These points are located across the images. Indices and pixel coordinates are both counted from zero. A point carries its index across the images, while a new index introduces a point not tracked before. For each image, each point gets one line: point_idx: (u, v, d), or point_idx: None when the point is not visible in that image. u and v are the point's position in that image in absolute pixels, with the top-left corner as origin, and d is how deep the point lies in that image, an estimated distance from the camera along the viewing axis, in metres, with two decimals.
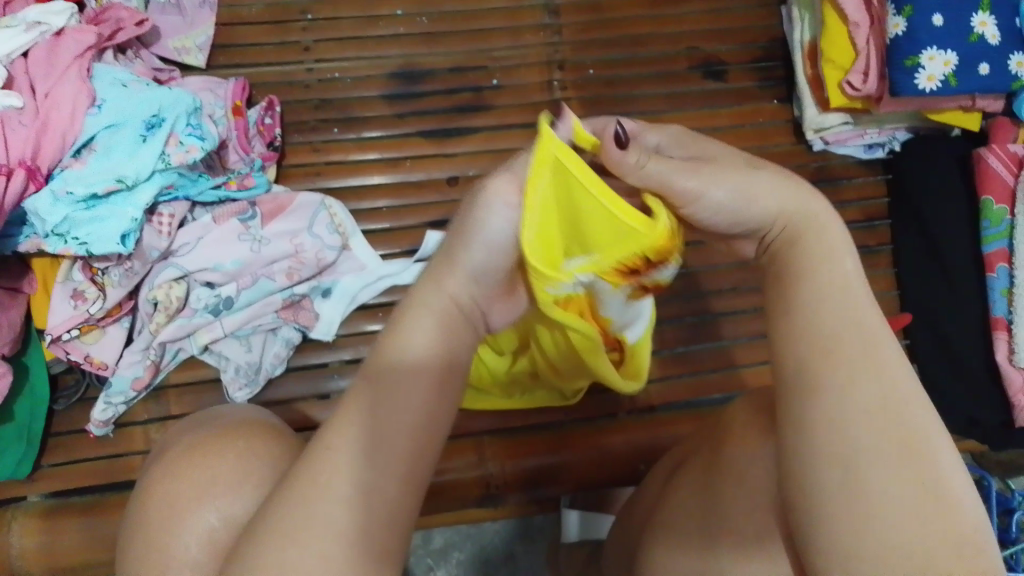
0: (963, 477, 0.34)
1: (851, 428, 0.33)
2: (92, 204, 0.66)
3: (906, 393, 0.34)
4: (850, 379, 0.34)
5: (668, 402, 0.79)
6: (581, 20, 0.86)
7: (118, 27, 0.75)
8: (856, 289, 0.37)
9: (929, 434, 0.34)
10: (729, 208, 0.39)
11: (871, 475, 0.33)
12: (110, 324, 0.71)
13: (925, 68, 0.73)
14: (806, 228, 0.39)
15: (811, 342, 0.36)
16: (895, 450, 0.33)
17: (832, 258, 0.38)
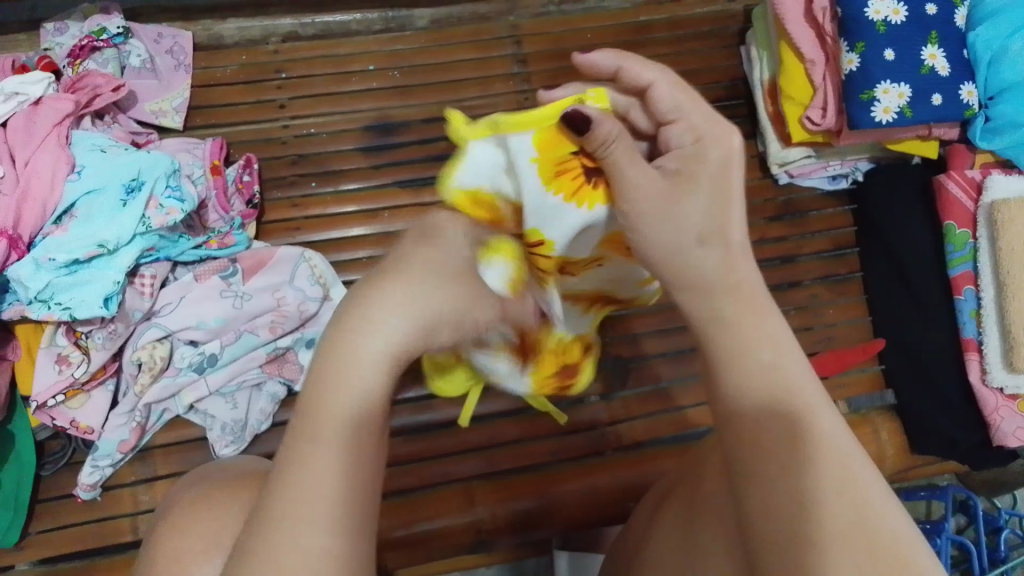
0: (919, 541, 0.33)
1: (812, 501, 0.33)
2: (75, 269, 0.66)
3: (849, 459, 0.34)
4: (798, 451, 0.34)
5: (652, 438, 0.80)
6: (548, 68, 0.89)
7: (95, 93, 0.77)
8: (793, 361, 0.36)
9: (877, 504, 0.33)
10: (684, 255, 0.39)
11: (833, 543, 0.32)
12: (94, 388, 0.71)
13: (880, 101, 0.74)
14: (705, 269, 0.39)
15: (755, 416, 0.35)
16: (849, 521, 0.32)
17: (767, 330, 0.37)
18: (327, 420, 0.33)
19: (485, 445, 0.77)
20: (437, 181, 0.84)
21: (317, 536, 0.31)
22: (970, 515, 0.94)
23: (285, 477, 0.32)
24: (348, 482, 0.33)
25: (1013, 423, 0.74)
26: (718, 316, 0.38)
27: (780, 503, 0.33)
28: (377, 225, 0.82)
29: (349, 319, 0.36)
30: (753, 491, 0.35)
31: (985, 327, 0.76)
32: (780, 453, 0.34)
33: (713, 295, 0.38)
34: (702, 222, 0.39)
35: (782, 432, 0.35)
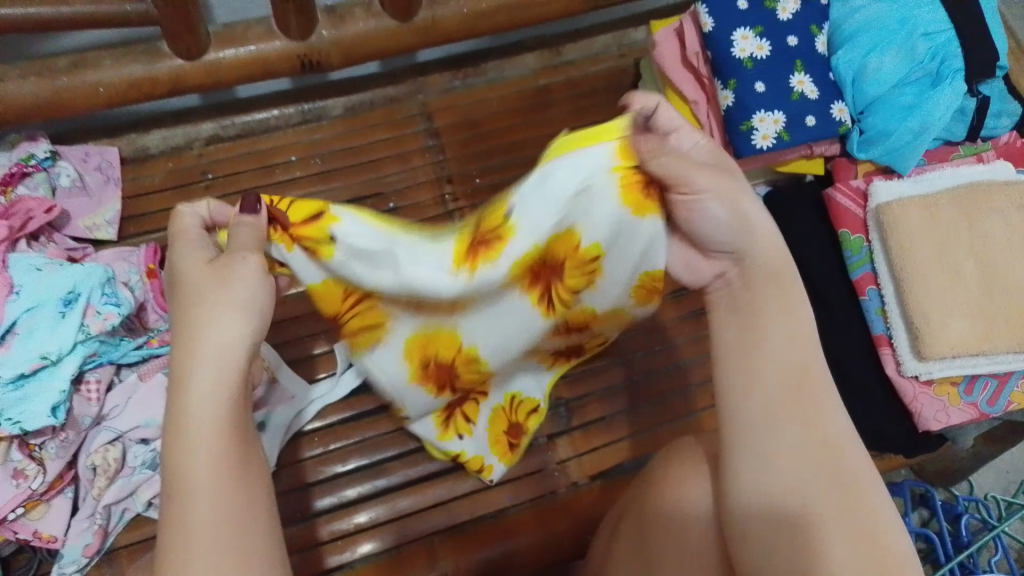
0: (887, 508, 0.49)
1: (807, 471, 0.49)
2: (21, 383, 0.69)
3: (836, 435, 0.51)
4: (795, 424, 0.51)
5: (603, 469, 0.83)
6: (460, 137, 0.95)
7: (28, 216, 0.80)
8: (809, 352, 0.53)
9: (860, 478, 0.50)
10: (707, 218, 0.53)
11: (828, 505, 0.48)
12: (54, 497, 0.73)
13: (758, 129, 0.81)
14: (774, 273, 0.55)
15: (779, 392, 0.52)
16: (842, 489, 0.49)
17: (793, 320, 0.54)
18: (184, 482, 0.43)
19: (444, 500, 0.80)
20: None
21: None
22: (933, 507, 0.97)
23: (172, 539, 0.41)
24: (235, 538, 0.42)
25: (933, 408, 0.77)
26: (770, 321, 0.54)
27: (792, 469, 0.50)
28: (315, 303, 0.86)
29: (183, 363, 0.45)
30: (780, 450, 0.50)
31: (891, 322, 0.81)
32: (815, 457, 0.50)
33: (743, 250, 0.55)
34: (728, 200, 0.54)
35: (814, 426, 0.51)
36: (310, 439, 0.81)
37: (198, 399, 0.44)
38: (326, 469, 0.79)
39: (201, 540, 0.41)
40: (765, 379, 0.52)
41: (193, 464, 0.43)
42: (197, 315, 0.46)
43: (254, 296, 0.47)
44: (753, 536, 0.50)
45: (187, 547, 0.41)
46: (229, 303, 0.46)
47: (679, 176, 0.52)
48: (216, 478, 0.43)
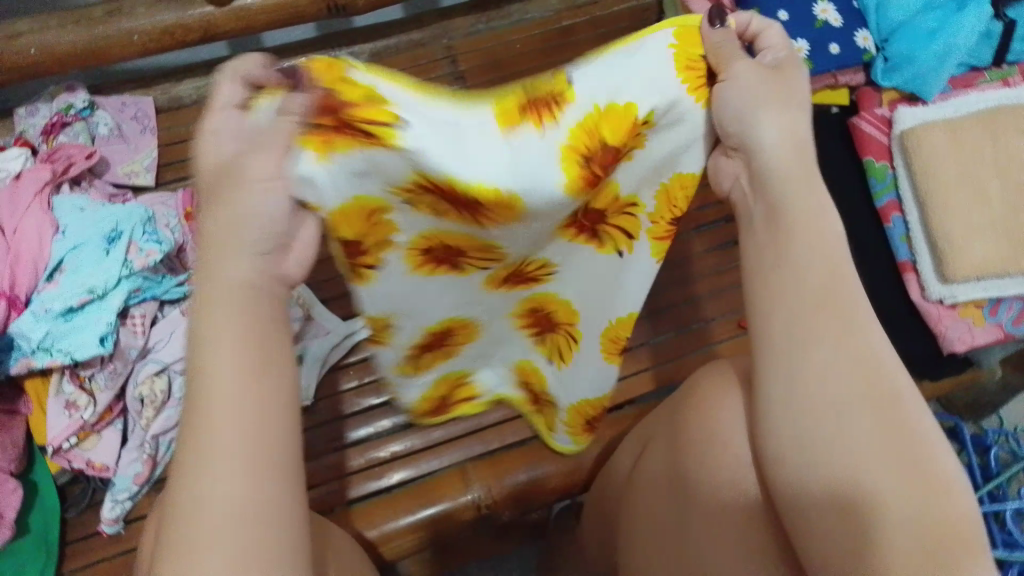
0: (945, 451, 0.40)
1: (840, 421, 0.41)
2: (70, 317, 0.72)
3: (885, 370, 0.41)
4: (818, 349, 0.42)
5: (633, 398, 0.85)
6: (485, 79, 0.96)
7: (70, 162, 0.83)
8: (838, 262, 0.44)
9: (910, 416, 0.40)
10: (748, 116, 0.45)
11: (869, 464, 0.40)
12: (104, 428, 0.77)
13: None
14: (798, 185, 0.45)
15: (801, 303, 0.43)
16: (892, 447, 0.40)
17: (815, 216, 0.45)
18: (214, 357, 0.37)
19: (477, 428, 0.83)
20: None
21: (218, 486, 0.34)
22: (962, 441, 0.97)
23: (194, 429, 0.35)
24: (257, 445, 0.35)
25: (957, 330, 0.78)
26: (788, 237, 0.45)
27: (815, 414, 0.42)
28: None
29: (214, 239, 0.39)
30: (798, 389, 0.42)
31: (916, 248, 0.82)
32: (847, 403, 0.41)
33: (774, 148, 0.45)
34: (776, 104, 0.45)
35: (844, 369, 0.42)
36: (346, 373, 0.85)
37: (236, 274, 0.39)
38: (361, 400, 0.83)
39: (230, 428, 0.35)
40: (779, 316, 0.44)
41: (205, 366, 0.36)
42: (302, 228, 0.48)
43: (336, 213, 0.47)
44: (790, 501, 0.42)
45: (216, 439, 0.35)
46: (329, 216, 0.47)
47: (739, 114, 0.45)
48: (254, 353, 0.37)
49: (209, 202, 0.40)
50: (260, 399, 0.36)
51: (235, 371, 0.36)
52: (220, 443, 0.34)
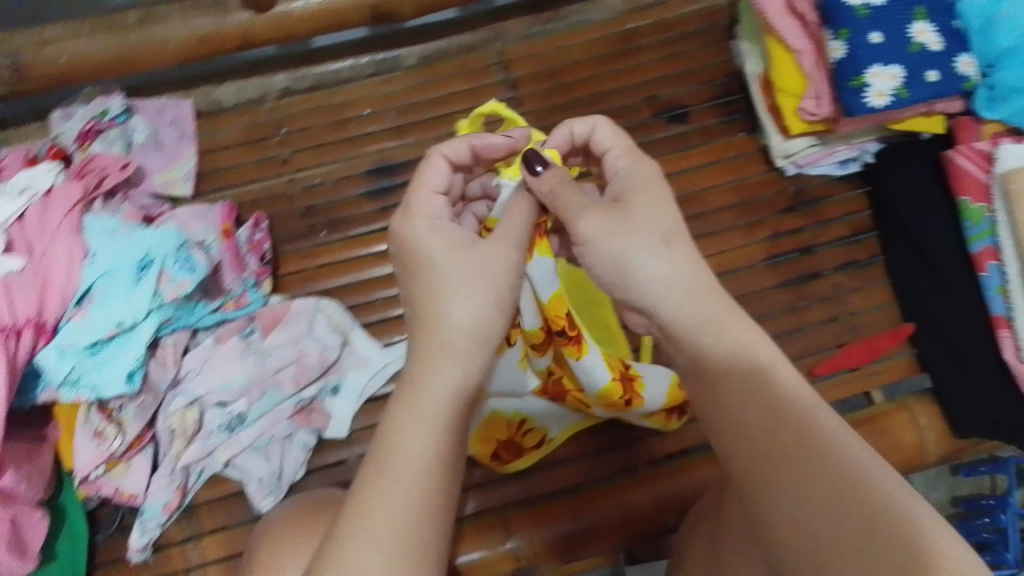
0: (888, 480, 0.42)
1: (776, 477, 0.44)
2: (97, 350, 0.69)
3: (798, 408, 0.45)
4: (741, 397, 0.47)
5: (683, 448, 0.80)
6: (541, 88, 0.89)
7: (103, 175, 0.79)
8: (754, 344, 0.48)
9: (837, 453, 0.43)
10: (627, 268, 0.49)
11: (795, 502, 0.43)
12: (134, 456, 0.74)
13: (871, 85, 0.73)
14: (717, 319, 0.48)
15: (728, 373, 0.48)
16: (823, 496, 0.42)
17: (729, 320, 0.48)
18: (397, 463, 0.44)
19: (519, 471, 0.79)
20: None
21: (368, 554, 0.41)
22: None
23: (364, 508, 0.43)
24: (407, 518, 0.43)
25: None
26: (704, 334, 0.48)
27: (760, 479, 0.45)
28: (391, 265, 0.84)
29: (434, 344, 0.48)
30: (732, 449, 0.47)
31: (1013, 303, 0.73)
32: (790, 498, 0.43)
33: (658, 281, 0.49)
34: (647, 228, 0.49)
35: (781, 476, 0.44)
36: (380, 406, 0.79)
37: (430, 377, 0.47)
38: None
39: (391, 510, 0.43)
40: (754, 399, 0.46)
41: (391, 449, 0.45)
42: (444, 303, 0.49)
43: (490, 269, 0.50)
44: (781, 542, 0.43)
45: (379, 513, 0.43)
46: (480, 292, 0.49)
47: (614, 259, 0.50)
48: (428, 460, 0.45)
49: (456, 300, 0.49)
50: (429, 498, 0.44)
51: (418, 478, 0.44)
52: (385, 519, 0.42)
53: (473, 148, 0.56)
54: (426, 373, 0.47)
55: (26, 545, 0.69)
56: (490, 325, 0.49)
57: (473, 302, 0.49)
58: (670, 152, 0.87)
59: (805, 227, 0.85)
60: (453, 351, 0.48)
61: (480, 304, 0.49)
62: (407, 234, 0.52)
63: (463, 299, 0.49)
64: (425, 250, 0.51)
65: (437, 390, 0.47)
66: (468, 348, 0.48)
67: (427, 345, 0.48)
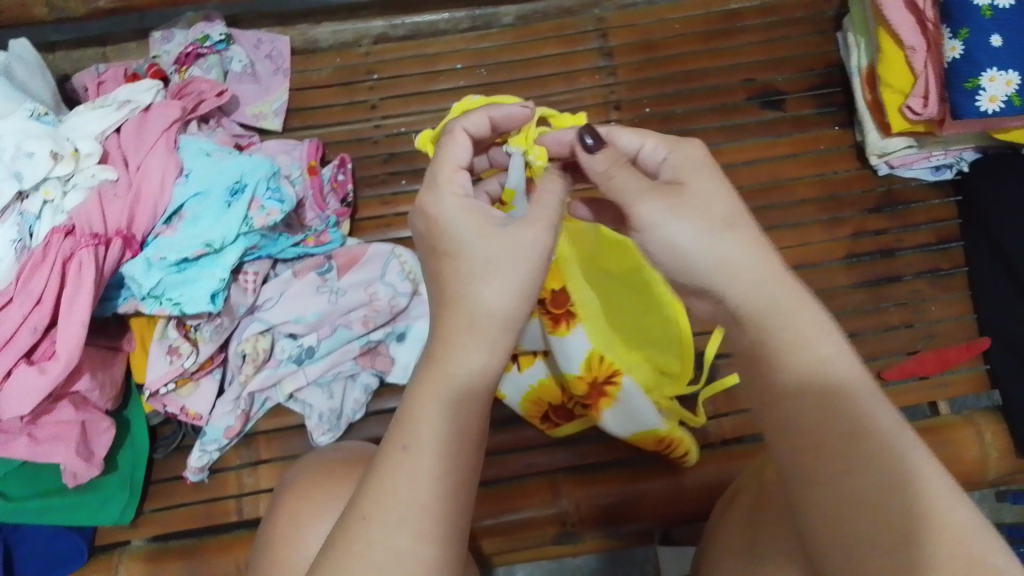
0: (963, 510, 0.36)
1: (828, 482, 0.38)
2: (183, 267, 0.71)
3: (863, 411, 0.39)
4: (809, 403, 0.40)
5: (739, 436, 0.79)
6: (635, 60, 0.89)
7: (200, 99, 0.81)
8: (819, 339, 0.41)
9: (923, 480, 0.37)
10: (686, 255, 0.43)
11: (861, 522, 0.37)
12: (203, 376, 0.76)
13: (985, 89, 0.72)
14: (784, 306, 0.42)
15: (793, 368, 0.41)
16: (900, 515, 0.36)
17: (795, 310, 0.42)
18: (414, 434, 0.38)
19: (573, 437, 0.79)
20: None
21: (391, 534, 0.36)
22: None
23: (380, 487, 0.37)
24: (425, 499, 0.37)
25: None
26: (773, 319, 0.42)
27: (817, 487, 0.39)
28: None
29: (456, 318, 0.40)
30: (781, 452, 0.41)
31: None
32: (849, 507, 0.37)
33: (722, 259, 0.43)
34: (701, 205, 0.43)
35: (841, 472, 0.38)
36: None
37: (462, 352, 0.40)
38: None
39: (410, 494, 0.37)
40: (793, 396, 0.40)
41: (416, 419, 0.38)
42: (467, 289, 0.40)
43: (513, 262, 0.41)
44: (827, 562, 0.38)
45: (391, 496, 0.37)
46: (496, 273, 0.40)
47: (677, 254, 0.44)
48: (442, 444, 0.38)
49: (477, 293, 0.40)
50: (456, 479, 0.38)
51: (440, 453, 0.38)
52: (406, 497, 0.37)
53: (493, 121, 0.50)
54: (455, 338, 0.40)
55: (92, 449, 0.70)
56: (513, 308, 0.40)
57: (498, 286, 0.40)
58: (760, 137, 0.86)
59: (890, 228, 0.83)
60: (472, 325, 0.40)
61: (511, 280, 0.40)
62: (433, 210, 0.43)
63: (495, 287, 0.40)
64: (447, 229, 0.42)
65: (461, 364, 0.40)
66: (498, 328, 0.40)
67: (458, 315, 0.40)
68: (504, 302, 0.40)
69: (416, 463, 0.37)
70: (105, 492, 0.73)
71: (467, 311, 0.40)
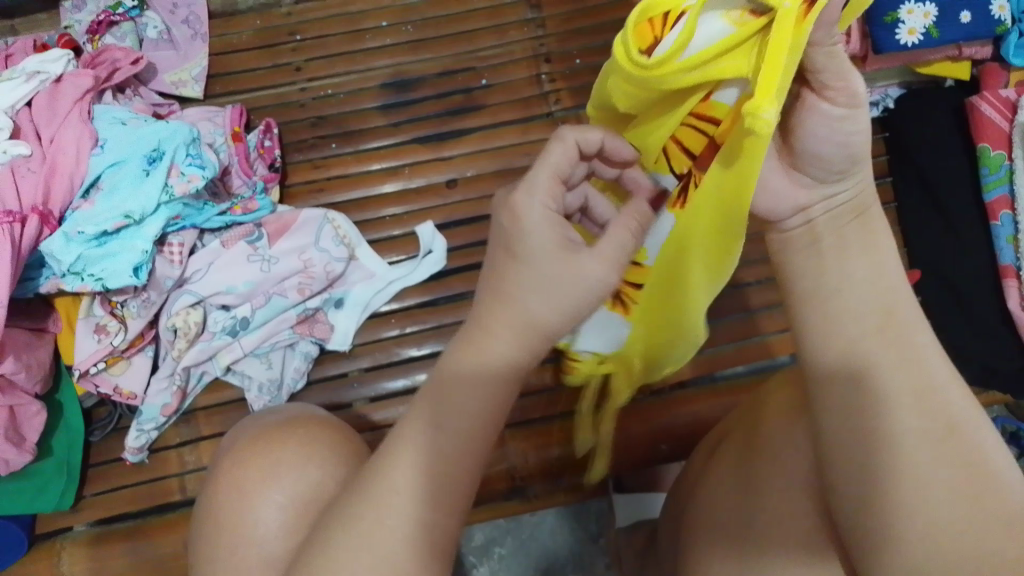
0: (998, 450, 0.36)
1: (877, 428, 0.35)
2: (103, 241, 0.69)
3: (929, 365, 0.36)
4: (863, 347, 0.36)
5: (685, 381, 0.78)
6: (562, 11, 0.87)
7: (114, 67, 0.78)
8: (884, 272, 0.37)
9: (968, 423, 0.35)
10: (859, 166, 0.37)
11: (906, 470, 0.35)
12: (135, 354, 0.74)
13: (905, 22, 0.74)
14: (838, 231, 0.37)
15: (848, 319, 0.36)
16: (940, 449, 0.35)
17: (858, 247, 0.37)
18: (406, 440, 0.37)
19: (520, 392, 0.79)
20: (457, 134, 0.82)
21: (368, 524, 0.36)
22: None
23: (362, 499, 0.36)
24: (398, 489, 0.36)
25: None
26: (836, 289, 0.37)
27: (861, 437, 0.36)
28: (400, 181, 0.81)
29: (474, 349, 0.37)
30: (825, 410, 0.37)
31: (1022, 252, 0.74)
32: (854, 454, 0.36)
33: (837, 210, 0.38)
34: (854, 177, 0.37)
35: (874, 416, 0.36)
36: (385, 321, 0.77)
37: (456, 372, 0.37)
38: (399, 351, 0.76)
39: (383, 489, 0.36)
40: (836, 339, 0.37)
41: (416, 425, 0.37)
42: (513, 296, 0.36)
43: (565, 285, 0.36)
44: (844, 501, 0.37)
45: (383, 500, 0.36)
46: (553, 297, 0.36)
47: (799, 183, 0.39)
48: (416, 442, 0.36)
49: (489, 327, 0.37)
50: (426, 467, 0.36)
51: (445, 420, 0.36)
52: (403, 480, 0.36)
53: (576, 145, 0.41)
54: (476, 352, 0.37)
55: (22, 435, 0.69)
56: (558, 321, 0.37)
57: (544, 301, 0.36)
58: None
59: None
60: (508, 335, 0.37)
61: (567, 304, 0.37)
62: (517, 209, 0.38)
63: (543, 295, 0.36)
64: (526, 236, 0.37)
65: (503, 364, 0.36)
66: (533, 337, 0.37)
67: (503, 310, 0.37)
68: (551, 320, 0.37)
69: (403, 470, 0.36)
70: (41, 479, 0.71)
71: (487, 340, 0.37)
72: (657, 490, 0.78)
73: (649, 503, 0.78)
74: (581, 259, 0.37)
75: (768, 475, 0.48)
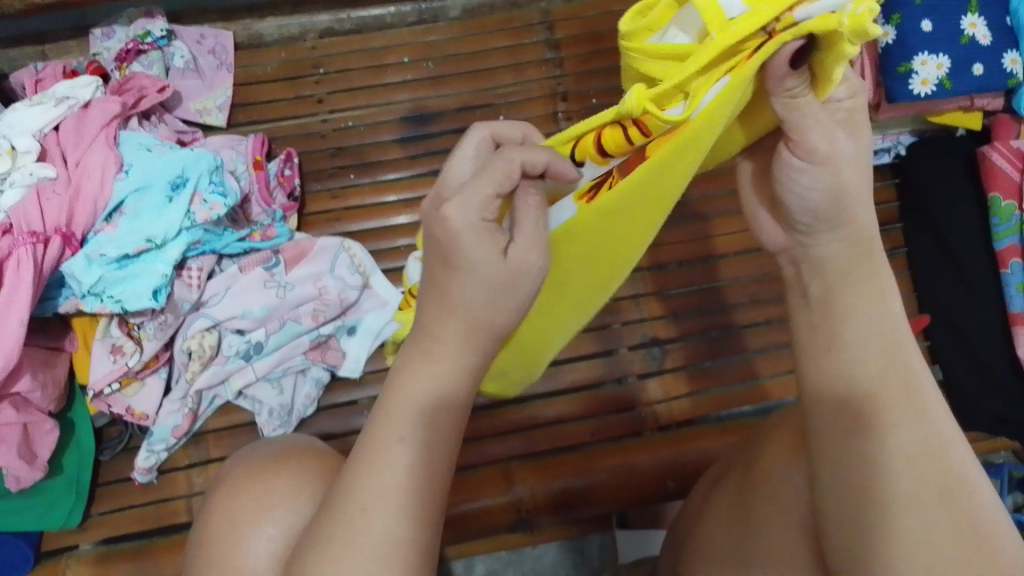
0: (994, 508, 0.37)
1: (874, 472, 0.37)
2: (125, 264, 0.70)
3: (932, 419, 0.38)
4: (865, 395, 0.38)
5: (692, 419, 0.80)
6: (581, 52, 0.89)
7: (141, 94, 0.80)
8: (895, 328, 0.39)
9: (965, 479, 0.37)
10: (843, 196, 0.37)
11: (902, 514, 0.37)
12: (149, 375, 0.75)
13: (918, 73, 0.75)
14: (848, 284, 0.39)
15: (854, 370, 0.38)
16: (934, 500, 0.36)
17: (870, 299, 0.39)
18: (379, 455, 0.36)
19: (528, 424, 0.79)
20: None
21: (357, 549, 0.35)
22: None
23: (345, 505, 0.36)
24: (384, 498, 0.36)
25: None
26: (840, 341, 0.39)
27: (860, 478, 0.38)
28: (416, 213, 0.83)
29: (416, 368, 0.36)
30: (825, 450, 0.39)
31: None
32: (850, 493, 0.38)
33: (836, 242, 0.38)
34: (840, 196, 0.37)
35: (878, 454, 0.37)
36: (397, 349, 0.79)
37: (408, 385, 0.36)
38: None
39: (362, 502, 0.35)
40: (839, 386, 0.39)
41: (379, 449, 0.36)
42: (444, 309, 0.35)
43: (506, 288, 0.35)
44: (838, 537, 0.39)
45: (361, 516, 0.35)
46: (493, 299, 0.35)
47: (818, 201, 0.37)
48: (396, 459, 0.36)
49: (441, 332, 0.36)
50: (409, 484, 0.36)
51: (417, 436, 0.36)
52: (382, 494, 0.35)
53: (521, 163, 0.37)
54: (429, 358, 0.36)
55: (34, 451, 0.69)
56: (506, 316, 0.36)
57: (487, 303, 0.35)
58: None
59: None
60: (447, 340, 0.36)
61: (510, 303, 0.36)
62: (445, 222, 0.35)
63: (471, 297, 0.35)
64: (459, 245, 0.35)
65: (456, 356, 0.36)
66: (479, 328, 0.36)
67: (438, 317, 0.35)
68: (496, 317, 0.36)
69: (378, 489, 0.35)
70: (50, 496, 0.71)
71: (428, 357, 0.36)
72: (658, 527, 0.80)
73: (650, 539, 0.80)
74: (514, 255, 0.36)
75: (767, 509, 0.47)
